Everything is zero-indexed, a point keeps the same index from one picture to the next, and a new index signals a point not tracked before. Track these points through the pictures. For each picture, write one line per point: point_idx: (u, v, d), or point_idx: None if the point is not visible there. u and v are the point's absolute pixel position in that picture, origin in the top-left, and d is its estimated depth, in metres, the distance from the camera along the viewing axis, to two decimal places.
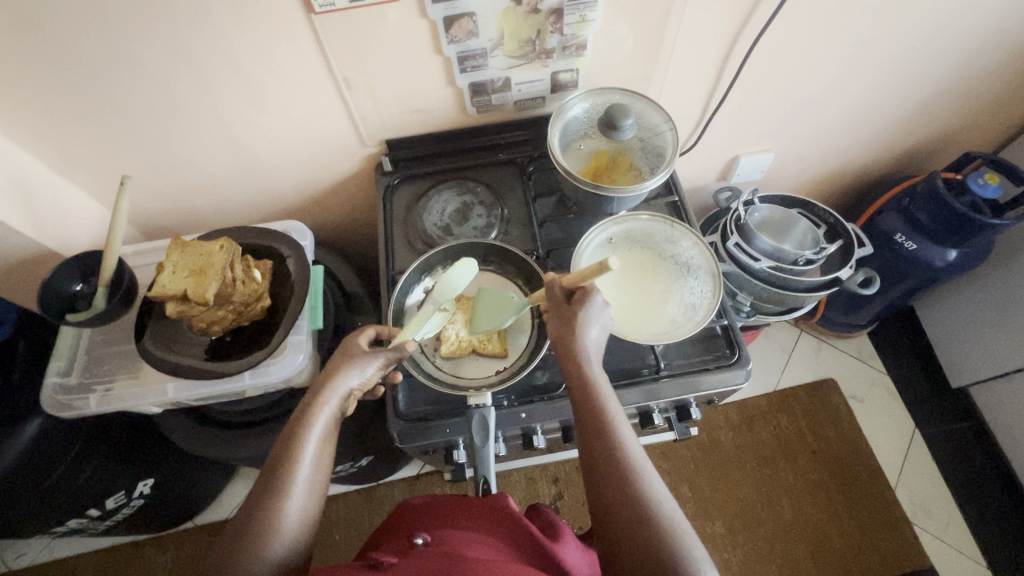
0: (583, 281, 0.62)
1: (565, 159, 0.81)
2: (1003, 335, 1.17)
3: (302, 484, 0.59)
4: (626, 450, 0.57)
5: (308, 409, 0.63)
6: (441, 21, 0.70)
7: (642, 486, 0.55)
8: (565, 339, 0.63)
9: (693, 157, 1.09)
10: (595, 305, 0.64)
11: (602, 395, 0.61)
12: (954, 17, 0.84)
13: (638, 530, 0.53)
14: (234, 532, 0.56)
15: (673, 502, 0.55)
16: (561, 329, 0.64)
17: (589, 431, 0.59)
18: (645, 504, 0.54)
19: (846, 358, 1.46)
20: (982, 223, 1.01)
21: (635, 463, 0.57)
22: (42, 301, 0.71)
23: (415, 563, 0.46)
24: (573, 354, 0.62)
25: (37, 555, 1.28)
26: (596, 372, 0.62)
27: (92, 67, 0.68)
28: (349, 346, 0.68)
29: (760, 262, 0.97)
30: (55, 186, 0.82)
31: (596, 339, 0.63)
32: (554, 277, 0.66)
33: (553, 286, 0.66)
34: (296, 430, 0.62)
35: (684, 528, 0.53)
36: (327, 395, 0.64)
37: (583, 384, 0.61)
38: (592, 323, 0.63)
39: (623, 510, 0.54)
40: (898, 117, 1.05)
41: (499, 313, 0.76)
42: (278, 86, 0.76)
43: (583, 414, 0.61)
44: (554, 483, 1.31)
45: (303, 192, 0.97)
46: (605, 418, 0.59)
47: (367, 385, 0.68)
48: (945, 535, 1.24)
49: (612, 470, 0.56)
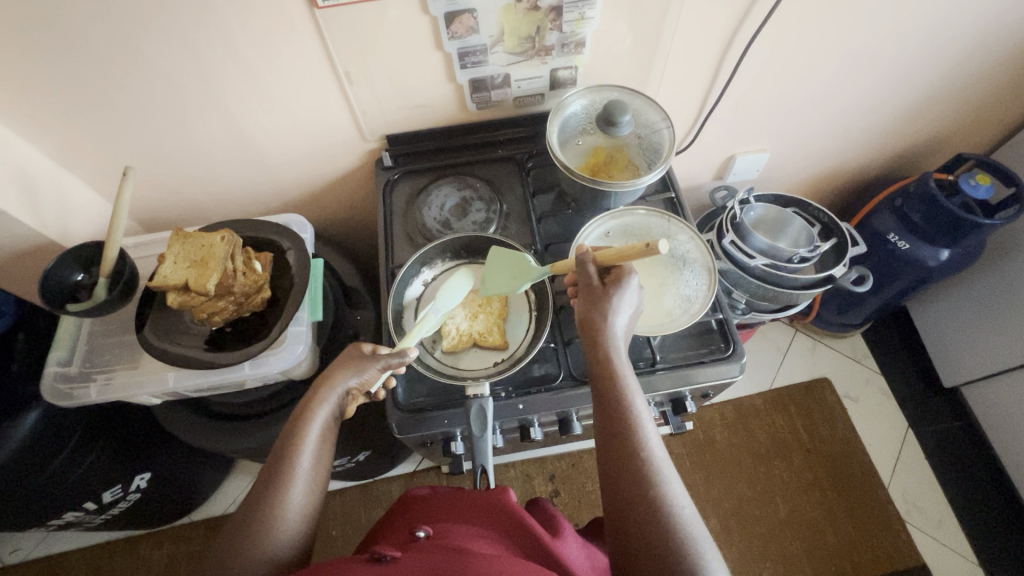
0: (622, 259, 0.64)
1: (564, 155, 0.84)
2: (995, 334, 1.18)
3: (303, 477, 0.60)
4: (647, 446, 0.58)
5: (312, 403, 0.64)
6: (442, 17, 0.72)
7: (661, 485, 0.56)
8: (594, 325, 0.64)
9: (689, 156, 1.10)
10: (629, 289, 0.64)
11: (627, 388, 0.61)
12: (945, 21, 0.86)
13: (651, 524, 0.53)
14: (235, 525, 0.57)
15: (690, 504, 0.56)
16: (591, 311, 0.64)
17: (611, 422, 0.60)
18: (661, 502, 0.54)
19: (841, 358, 1.47)
20: (974, 223, 1.03)
21: (655, 460, 0.57)
22: (42, 289, 0.71)
23: (419, 556, 0.47)
24: (600, 340, 0.63)
25: (31, 550, 1.28)
26: (622, 364, 0.63)
27: (97, 59, 0.69)
28: (349, 349, 0.69)
29: (755, 260, 0.98)
30: (57, 178, 0.82)
31: (621, 327, 0.64)
32: (589, 253, 0.66)
33: (587, 263, 0.66)
34: (297, 426, 0.63)
35: (697, 527, 0.54)
36: (326, 393, 0.65)
37: (609, 375, 0.62)
38: (620, 311, 0.64)
39: (640, 504, 0.55)
40: (891, 118, 1.07)
41: (513, 277, 0.76)
42: (282, 80, 0.77)
43: (606, 405, 0.61)
44: (551, 479, 1.32)
45: (304, 187, 0.98)
46: (629, 410, 0.60)
47: (368, 384, 0.68)
48: (938, 534, 1.25)
49: (629, 462, 0.57)
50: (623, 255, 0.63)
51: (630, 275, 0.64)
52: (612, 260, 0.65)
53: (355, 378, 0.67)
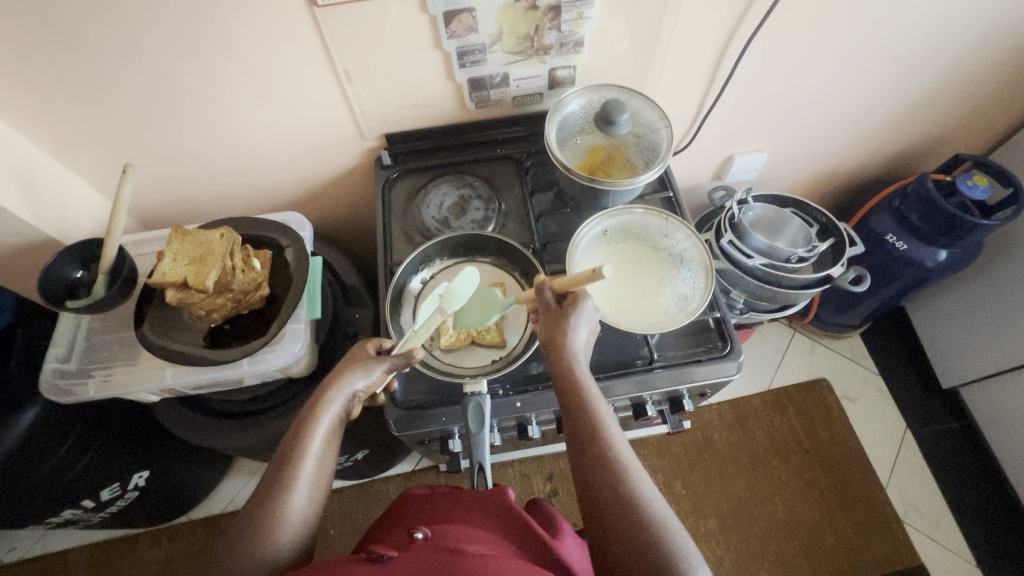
0: (575, 285, 0.63)
1: (562, 154, 0.84)
2: (994, 335, 1.18)
3: (306, 479, 0.60)
4: (616, 452, 0.58)
5: (317, 404, 0.64)
6: (441, 16, 0.72)
7: (632, 486, 0.56)
8: (555, 345, 0.63)
9: (688, 156, 1.10)
10: (587, 309, 0.64)
11: (591, 396, 0.62)
12: (943, 21, 0.86)
13: (630, 532, 0.53)
14: (240, 526, 0.57)
15: (662, 502, 0.56)
16: (551, 333, 0.64)
17: (580, 436, 0.60)
18: (632, 503, 0.55)
19: (839, 358, 1.47)
20: (972, 224, 1.03)
21: (627, 467, 0.57)
22: (41, 285, 0.72)
23: (415, 557, 0.47)
24: (563, 357, 0.63)
25: (29, 548, 1.28)
26: (585, 373, 0.63)
27: (97, 56, 0.69)
28: (355, 352, 0.68)
29: (753, 260, 0.98)
30: (57, 175, 0.83)
31: (583, 340, 0.64)
32: (545, 281, 0.66)
33: (545, 291, 0.66)
34: (302, 428, 0.63)
35: (676, 528, 0.54)
36: (332, 394, 0.65)
37: (574, 389, 0.62)
38: (581, 326, 0.64)
39: (613, 508, 0.55)
40: (888, 119, 1.07)
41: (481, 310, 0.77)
42: (281, 79, 0.77)
43: (572, 415, 0.62)
44: (549, 479, 1.32)
45: (303, 185, 0.98)
46: (596, 418, 0.60)
47: (372, 387, 0.68)
48: (938, 535, 1.24)
49: (602, 472, 0.57)
50: (575, 280, 0.63)
51: (585, 297, 0.64)
52: (566, 286, 0.65)
53: (359, 381, 0.67)
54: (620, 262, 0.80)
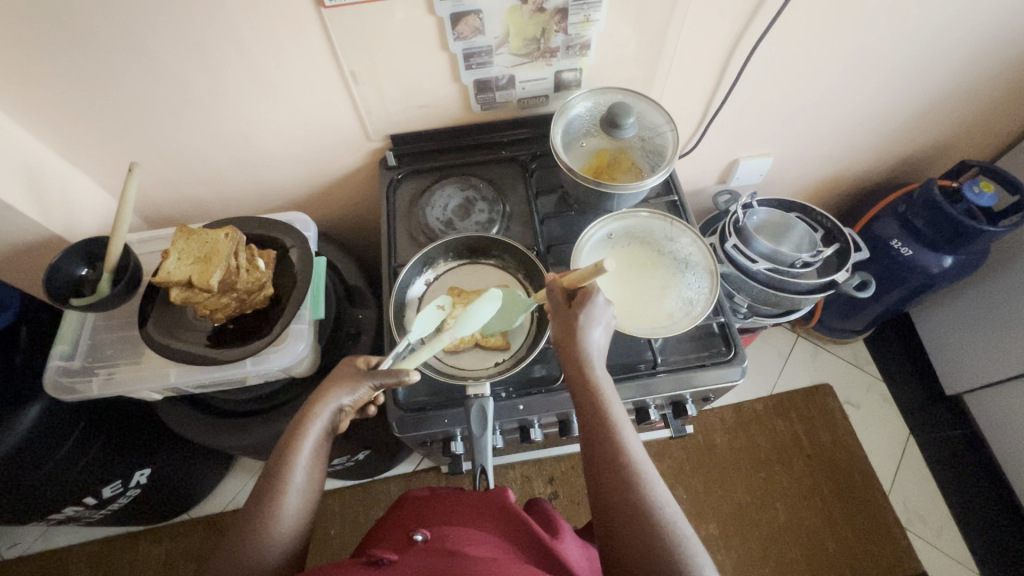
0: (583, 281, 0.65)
1: (566, 157, 0.83)
2: (999, 342, 1.18)
3: (295, 492, 0.60)
4: (627, 452, 0.58)
5: (303, 421, 0.63)
6: (448, 18, 0.72)
7: (645, 489, 0.56)
8: (569, 346, 0.63)
9: (693, 159, 1.10)
10: (596, 306, 0.64)
11: (605, 398, 0.61)
12: (950, 26, 0.86)
13: (638, 533, 0.53)
14: (237, 534, 0.56)
15: (674, 506, 0.56)
16: (562, 331, 0.64)
17: (593, 435, 0.60)
18: (641, 503, 0.55)
19: (842, 364, 1.47)
20: (977, 230, 1.03)
21: (638, 468, 0.57)
22: (48, 283, 0.72)
23: (415, 560, 0.46)
24: (576, 356, 0.63)
25: (31, 544, 1.28)
26: (600, 377, 0.62)
27: (104, 55, 0.69)
28: (342, 368, 0.67)
29: (757, 264, 0.98)
30: (64, 174, 0.83)
31: (598, 341, 0.64)
32: (555, 278, 0.67)
33: (555, 288, 0.67)
34: (293, 440, 0.62)
35: (686, 531, 0.54)
36: (319, 410, 0.64)
37: (586, 389, 0.62)
38: (593, 326, 0.63)
39: (623, 512, 0.55)
40: (895, 124, 1.07)
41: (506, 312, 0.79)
42: (288, 79, 0.77)
43: (586, 416, 0.61)
44: (550, 482, 1.32)
45: (308, 185, 0.98)
46: (608, 419, 0.60)
47: (359, 401, 0.67)
48: (938, 542, 1.24)
49: (612, 472, 0.57)
50: (586, 275, 0.64)
51: (596, 293, 0.64)
52: (577, 282, 0.65)
53: (345, 399, 0.65)
54: (625, 257, 0.81)
